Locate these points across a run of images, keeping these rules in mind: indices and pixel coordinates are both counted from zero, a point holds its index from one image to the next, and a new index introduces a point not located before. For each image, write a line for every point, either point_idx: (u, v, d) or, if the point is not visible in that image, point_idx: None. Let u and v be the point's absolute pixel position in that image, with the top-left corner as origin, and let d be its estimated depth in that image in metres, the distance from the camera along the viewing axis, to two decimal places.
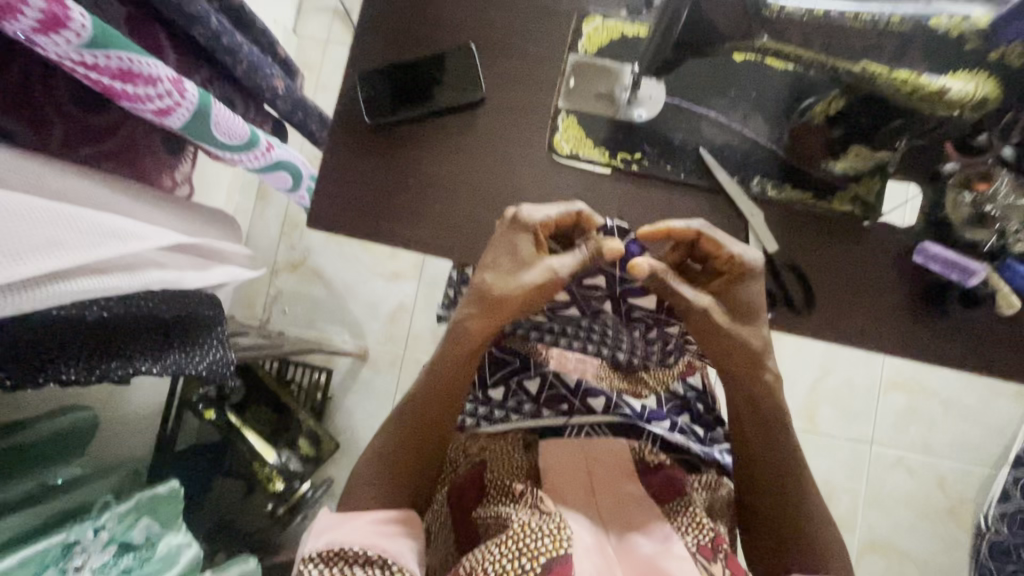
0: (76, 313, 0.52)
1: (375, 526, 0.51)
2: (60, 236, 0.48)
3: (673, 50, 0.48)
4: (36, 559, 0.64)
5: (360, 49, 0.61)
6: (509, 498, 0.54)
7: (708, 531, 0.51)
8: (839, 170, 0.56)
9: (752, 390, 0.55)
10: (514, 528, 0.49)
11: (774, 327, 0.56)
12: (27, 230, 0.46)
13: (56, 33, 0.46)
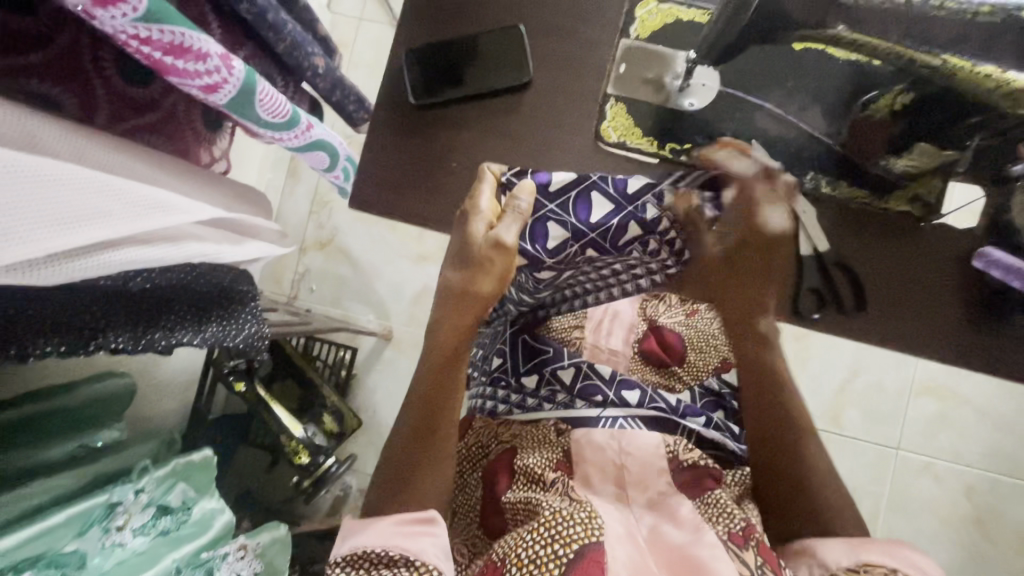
0: (122, 283, 0.54)
1: (396, 526, 0.49)
2: (109, 207, 0.48)
3: (737, 36, 0.46)
4: (80, 516, 0.66)
5: (407, 28, 0.60)
6: (539, 486, 0.55)
7: (738, 520, 0.51)
8: (902, 167, 0.52)
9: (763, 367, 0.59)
10: (545, 518, 0.49)
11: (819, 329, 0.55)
12: (78, 199, 0.46)
13: (113, 6, 0.45)
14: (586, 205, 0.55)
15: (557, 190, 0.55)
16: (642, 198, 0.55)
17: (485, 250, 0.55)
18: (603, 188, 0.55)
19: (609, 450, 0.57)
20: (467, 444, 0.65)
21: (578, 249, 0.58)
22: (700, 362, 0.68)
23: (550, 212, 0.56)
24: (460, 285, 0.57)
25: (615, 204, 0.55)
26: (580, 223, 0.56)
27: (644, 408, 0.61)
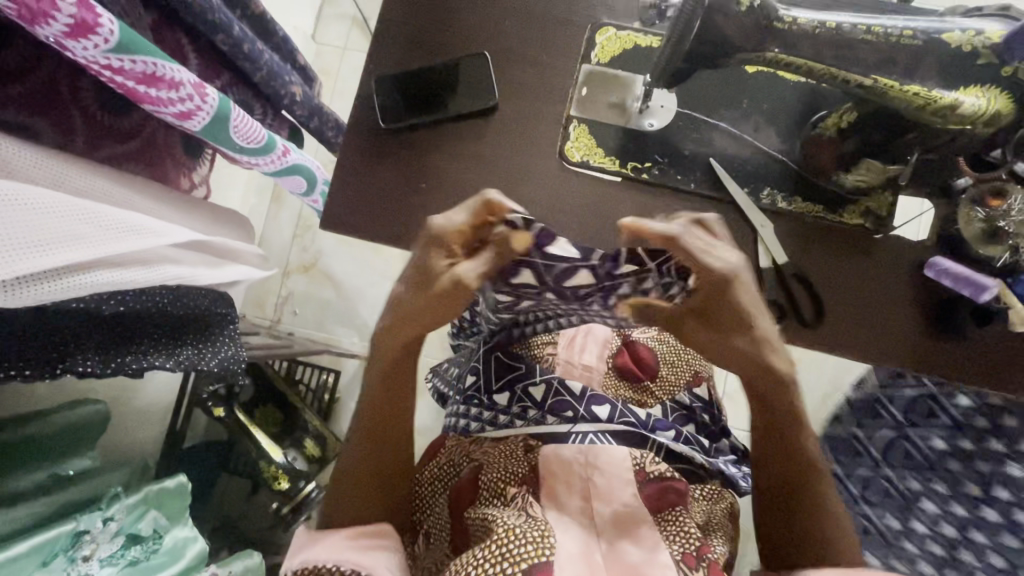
0: (94, 307, 0.54)
1: (348, 541, 0.53)
2: (82, 230, 0.49)
3: (684, 60, 0.48)
4: (45, 546, 0.65)
5: (379, 55, 0.62)
6: (500, 500, 0.55)
7: (694, 540, 0.52)
8: (851, 182, 0.56)
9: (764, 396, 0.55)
10: (496, 538, 0.48)
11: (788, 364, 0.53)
12: (48, 221, 0.46)
13: (85, 38, 0.47)
14: (569, 271, 0.48)
15: (555, 254, 0.46)
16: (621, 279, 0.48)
17: (435, 280, 0.48)
18: (592, 267, 0.47)
19: (575, 463, 0.56)
20: (440, 462, 0.64)
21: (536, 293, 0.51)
22: (672, 375, 0.70)
23: (530, 265, 0.48)
24: (401, 308, 0.51)
25: (597, 281, 0.48)
26: (554, 281, 0.48)
27: (614, 423, 0.60)
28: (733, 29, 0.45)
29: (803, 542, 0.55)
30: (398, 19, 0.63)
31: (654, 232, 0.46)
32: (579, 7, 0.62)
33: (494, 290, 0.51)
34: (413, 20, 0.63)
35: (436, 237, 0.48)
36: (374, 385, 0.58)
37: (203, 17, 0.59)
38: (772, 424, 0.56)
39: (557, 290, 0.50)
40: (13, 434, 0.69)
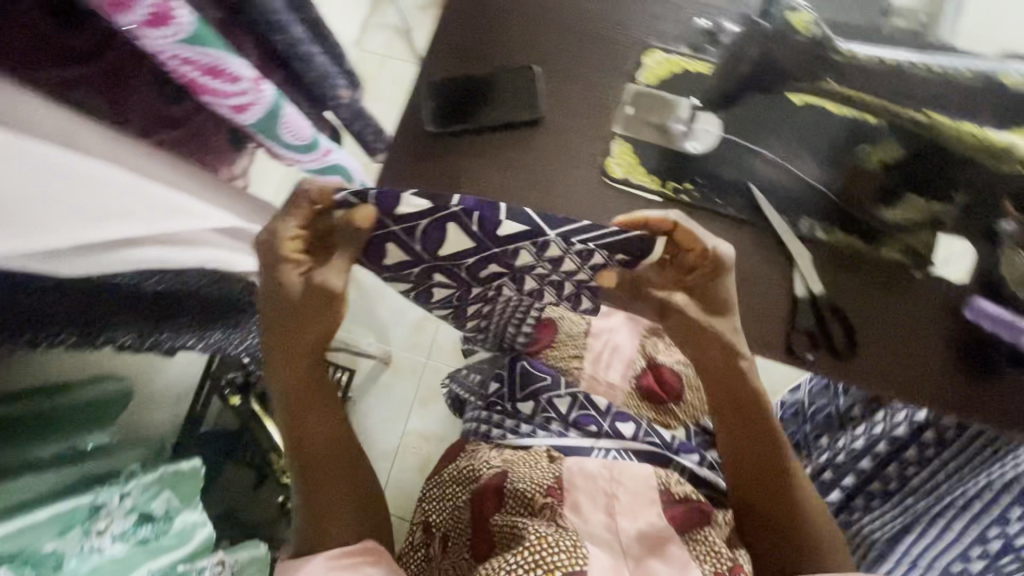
0: (141, 284, 0.56)
1: (330, 562, 0.55)
2: (133, 207, 0.51)
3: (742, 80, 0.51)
4: (64, 516, 0.66)
5: (432, 62, 0.64)
6: (529, 510, 0.54)
7: (727, 560, 0.51)
8: (891, 217, 0.56)
9: (732, 382, 0.54)
10: (528, 546, 0.47)
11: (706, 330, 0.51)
12: (107, 196, 0.48)
13: (160, 27, 0.45)
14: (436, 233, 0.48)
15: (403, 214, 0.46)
16: (512, 245, 0.47)
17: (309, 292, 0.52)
18: (462, 221, 0.46)
19: (601, 478, 0.56)
20: (459, 466, 0.62)
21: (422, 270, 0.55)
22: (696, 400, 0.70)
23: (392, 233, 0.49)
24: (274, 324, 0.55)
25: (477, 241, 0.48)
26: (426, 249, 0.51)
27: (638, 441, 0.60)
28: (787, 58, 0.48)
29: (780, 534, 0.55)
30: (453, 29, 0.65)
31: (655, 217, 0.48)
32: (630, 29, 0.64)
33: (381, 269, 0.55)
34: (467, 30, 0.65)
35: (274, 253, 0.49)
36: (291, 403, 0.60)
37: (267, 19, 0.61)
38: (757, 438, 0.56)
39: (437, 263, 0.52)
40: (33, 406, 0.72)
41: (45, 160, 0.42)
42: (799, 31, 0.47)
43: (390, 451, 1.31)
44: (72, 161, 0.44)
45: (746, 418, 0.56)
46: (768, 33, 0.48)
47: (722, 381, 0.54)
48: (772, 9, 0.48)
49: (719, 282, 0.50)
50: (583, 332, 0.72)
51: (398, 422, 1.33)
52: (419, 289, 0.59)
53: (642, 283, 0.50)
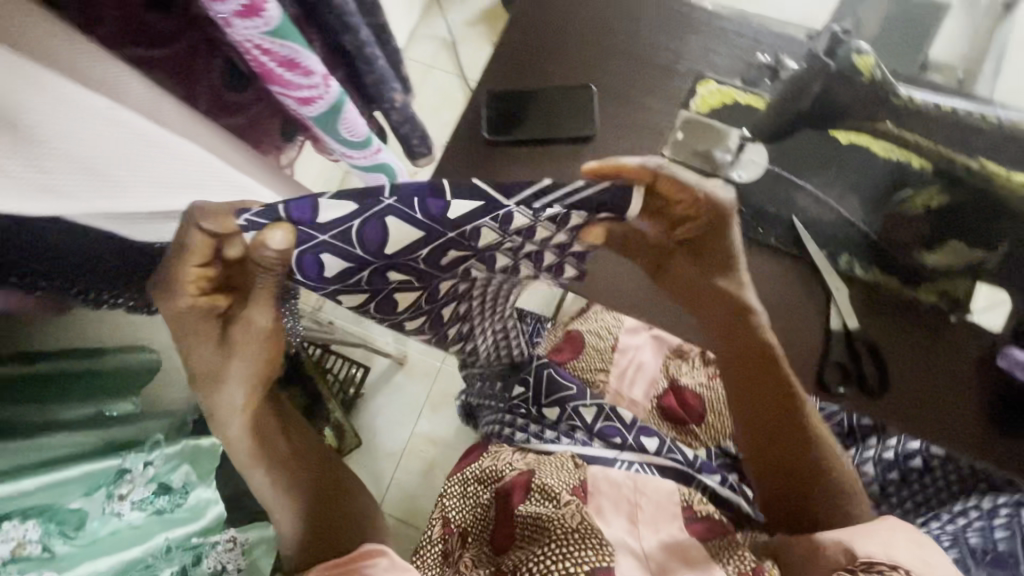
0: None
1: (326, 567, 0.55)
2: (202, 180, 0.47)
3: None
4: (91, 476, 0.66)
5: (492, 74, 0.67)
6: (553, 503, 0.55)
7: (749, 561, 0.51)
8: (932, 261, 0.57)
9: (727, 335, 0.55)
10: (556, 539, 0.51)
11: (721, 290, 0.52)
12: (176, 167, 0.44)
13: (251, 19, 0.49)
14: (375, 228, 0.40)
15: (329, 222, 0.38)
16: (468, 224, 0.41)
17: (235, 347, 0.45)
18: (403, 213, 0.39)
19: (625, 486, 0.58)
20: (482, 465, 0.63)
21: (375, 272, 0.46)
22: (719, 423, 0.69)
23: (328, 243, 0.40)
24: (206, 366, 0.46)
25: (425, 229, 0.41)
26: (371, 253, 0.43)
27: (661, 457, 0.61)
28: (847, 94, 0.56)
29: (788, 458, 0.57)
30: (515, 45, 0.68)
31: (636, 165, 0.41)
32: (686, 59, 0.66)
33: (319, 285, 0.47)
34: (530, 47, 0.68)
35: (182, 294, 0.41)
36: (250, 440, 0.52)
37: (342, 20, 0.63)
38: (760, 389, 0.56)
39: (388, 263, 0.45)
40: (56, 366, 0.72)
41: (120, 122, 0.39)
42: (863, 71, 0.54)
43: (396, 452, 1.32)
44: (139, 126, 0.41)
45: (742, 361, 0.56)
46: None
47: (726, 335, 0.55)
48: (840, 50, 0.55)
49: (722, 231, 0.48)
50: (610, 347, 0.75)
51: (406, 423, 1.34)
52: (379, 298, 0.51)
53: (632, 236, 0.46)
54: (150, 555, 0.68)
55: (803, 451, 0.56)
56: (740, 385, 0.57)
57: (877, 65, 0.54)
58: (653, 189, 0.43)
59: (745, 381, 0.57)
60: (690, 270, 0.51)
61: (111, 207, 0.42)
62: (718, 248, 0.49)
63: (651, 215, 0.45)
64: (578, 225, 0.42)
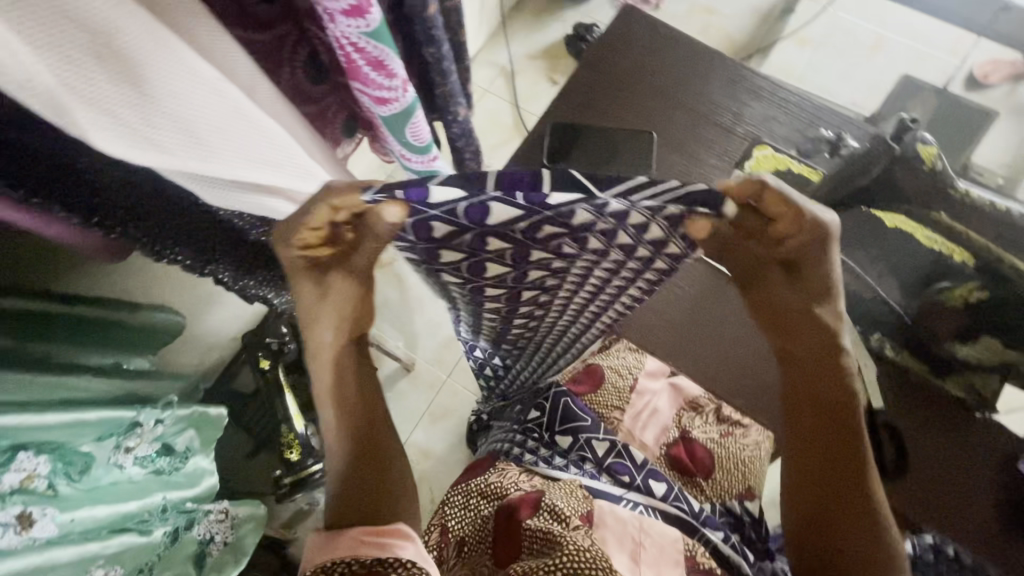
0: (247, 228, 0.57)
1: (358, 535, 0.47)
2: (266, 153, 0.47)
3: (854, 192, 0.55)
4: (109, 423, 0.65)
5: (560, 106, 0.70)
6: (563, 524, 0.54)
7: None
8: (963, 354, 0.57)
9: (800, 354, 0.52)
10: (568, 552, 0.48)
11: (812, 316, 0.48)
12: (247, 134, 0.45)
13: (354, 18, 0.52)
14: (480, 212, 0.36)
15: (440, 204, 0.35)
16: (569, 208, 0.35)
17: (332, 294, 0.45)
18: (506, 201, 0.35)
19: (631, 525, 0.58)
20: (486, 481, 0.62)
21: (475, 238, 0.40)
22: (725, 481, 0.70)
23: (434, 218, 0.37)
24: (308, 314, 0.46)
25: (526, 211, 0.36)
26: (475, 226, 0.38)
27: (667, 503, 0.61)
28: (909, 184, 0.57)
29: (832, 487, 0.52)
30: (586, 83, 0.71)
31: (736, 181, 0.36)
32: (745, 123, 0.69)
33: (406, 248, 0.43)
34: (600, 87, 0.71)
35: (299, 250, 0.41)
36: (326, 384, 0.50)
37: (423, 36, 0.65)
38: (812, 394, 0.53)
39: (489, 233, 0.39)
40: (97, 313, 0.70)
41: (210, 82, 0.41)
42: (925, 160, 0.56)
43: None
44: (224, 87, 0.42)
45: (813, 381, 0.52)
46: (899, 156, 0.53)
47: (807, 361, 0.52)
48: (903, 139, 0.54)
49: (826, 255, 0.43)
50: (628, 387, 0.75)
51: (402, 430, 1.33)
52: (472, 262, 0.45)
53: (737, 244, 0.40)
54: (146, 511, 0.70)
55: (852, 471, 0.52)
56: (788, 387, 0.54)
57: (941, 158, 0.56)
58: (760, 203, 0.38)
59: (808, 397, 0.53)
60: (781, 298, 0.47)
61: (199, 169, 0.44)
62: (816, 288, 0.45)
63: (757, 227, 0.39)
64: (677, 215, 0.36)
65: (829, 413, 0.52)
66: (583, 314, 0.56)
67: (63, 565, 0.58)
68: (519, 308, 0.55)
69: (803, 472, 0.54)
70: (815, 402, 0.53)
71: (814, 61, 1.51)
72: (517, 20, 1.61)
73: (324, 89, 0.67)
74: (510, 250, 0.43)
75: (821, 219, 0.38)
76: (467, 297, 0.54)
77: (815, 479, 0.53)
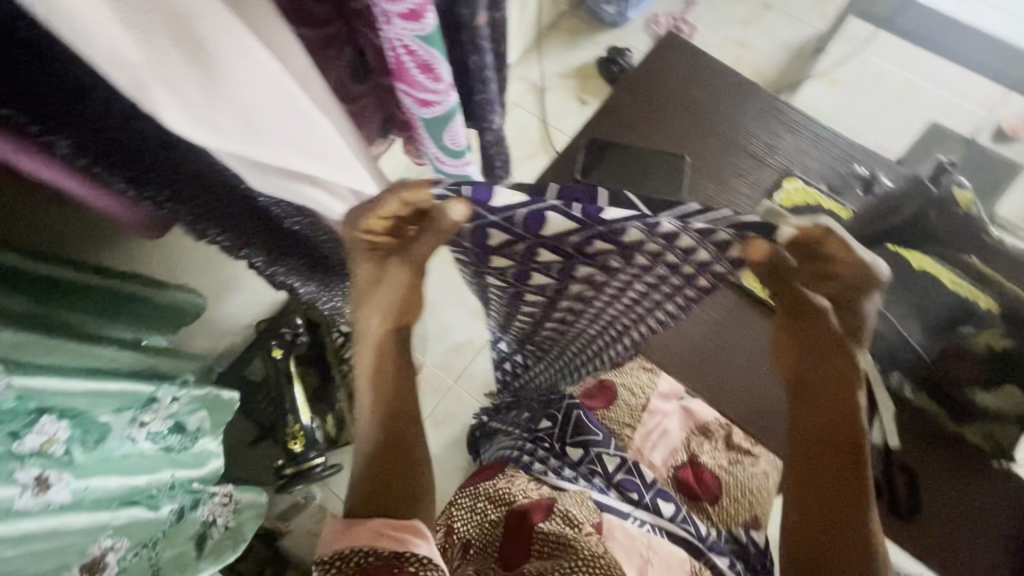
0: (281, 215, 0.57)
1: (377, 526, 0.49)
2: (315, 145, 0.49)
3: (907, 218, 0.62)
4: (126, 396, 0.66)
5: (595, 124, 0.72)
6: (574, 528, 0.57)
7: None
8: (987, 402, 0.58)
9: (817, 378, 0.52)
10: (583, 555, 0.54)
11: (836, 340, 0.50)
12: (301, 126, 0.47)
13: (410, 22, 0.53)
14: (536, 221, 0.41)
15: (504, 208, 0.40)
16: (620, 226, 0.41)
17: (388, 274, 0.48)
18: (562, 213, 0.40)
19: (640, 540, 0.60)
20: (495, 485, 0.63)
21: (526, 249, 0.45)
22: (733, 507, 0.70)
23: (492, 224, 0.42)
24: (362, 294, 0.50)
25: (580, 224, 0.41)
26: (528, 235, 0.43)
27: (675, 524, 0.62)
28: (941, 224, 0.61)
29: (830, 508, 0.52)
30: (622, 103, 0.73)
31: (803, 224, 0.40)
32: (778, 155, 0.70)
33: (461, 249, 0.47)
34: (635, 109, 0.72)
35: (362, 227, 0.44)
36: (369, 373, 0.54)
37: (469, 45, 0.66)
38: (828, 436, 0.53)
39: (541, 242, 0.44)
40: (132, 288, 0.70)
41: (271, 73, 0.42)
42: (961, 205, 0.60)
43: None
44: (284, 80, 0.44)
45: (828, 403, 0.53)
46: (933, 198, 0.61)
47: (827, 385, 0.52)
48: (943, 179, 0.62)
49: (861, 295, 0.46)
50: (640, 406, 0.76)
51: None
52: (521, 270, 0.49)
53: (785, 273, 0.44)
54: (154, 488, 0.70)
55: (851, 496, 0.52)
56: (799, 427, 0.54)
57: (974, 203, 0.61)
58: (818, 247, 0.42)
59: (819, 422, 0.53)
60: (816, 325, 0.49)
61: (251, 153, 0.45)
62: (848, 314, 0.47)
63: (808, 261, 0.43)
64: (727, 243, 0.41)
65: (836, 436, 0.53)
66: (611, 326, 0.58)
67: (74, 531, 0.58)
68: (552, 316, 0.57)
69: (802, 493, 0.53)
70: (829, 427, 0.53)
71: (842, 102, 1.52)
72: (552, 39, 1.64)
73: (367, 87, 0.68)
74: (558, 264, 0.47)
75: (867, 261, 0.43)
76: (504, 299, 0.56)
77: (819, 522, 0.52)
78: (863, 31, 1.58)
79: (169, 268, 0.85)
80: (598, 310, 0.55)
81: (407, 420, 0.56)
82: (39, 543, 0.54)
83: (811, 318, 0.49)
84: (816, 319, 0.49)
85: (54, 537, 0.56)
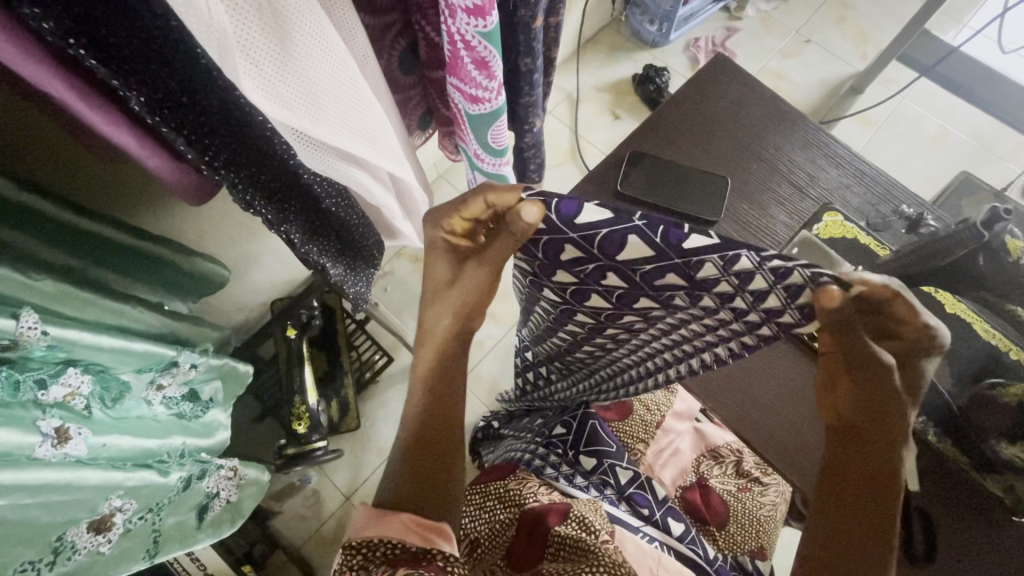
0: (322, 195, 0.56)
1: (407, 523, 0.52)
2: (367, 128, 0.48)
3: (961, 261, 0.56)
4: (149, 359, 0.66)
5: (639, 139, 0.72)
6: (591, 533, 0.61)
7: None
8: (1007, 453, 0.57)
9: (865, 423, 0.53)
10: (604, 561, 0.57)
11: (889, 385, 0.51)
12: (355, 106, 0.46)
13: (473, 18, 0.52)
14: (615, 243, 0.42)
15: (586, 225, 0.42)
16: (697, 258, 0.41)
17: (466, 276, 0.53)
18: (645, 236, 0.41)
19: (650, 556, 0.62)
20: (507, 486, 0.68)
21: (595, 270, 0.46)
22: (739, 535, 0.70)
23: (569, 240, 0.44)
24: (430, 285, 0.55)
25: (659, 253, 0.41)
26: (604, 256, 0.44)
27: (682, 543, 0.66)
28: None
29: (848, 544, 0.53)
30: (668, 122, 0.73)
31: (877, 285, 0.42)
32: (819, 187, 0.71)
33: (530, 258, 0.49)
34: (681, 128, 0.73)
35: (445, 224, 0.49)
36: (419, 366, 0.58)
37: (523, 45, 0.66)
38: (867, 476, 0.54)
39: (614, 264, 0.44)
40: (160, 251, 0.68)
41: (329, 45, 0.42)
42: (1011, 253, 0.54)
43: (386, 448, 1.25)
44: (342, 56, 0.43)
45: (875, 445, 0.53)
46: (986, 242, 0.54)
47: (871, 428, 0.53)
48: (997, 225, 0.54)
49: (927, 357, 0.50)
50: (655, 423, 0.76)
51: None
52: (579, 288, 0.50)
53: (849, 330, 0.47)
54: (165, 452, 0.70)
55: (879, 532, 0.53)
56: (839, 461, 0.55)
57: None
58: (886, 307, 0.45)
59: (863, 471, 0.54)
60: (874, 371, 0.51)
61: (307, 130, 0.44)
62: (909, 372, 0.51)
63: (875, 317, 0.47)
64: (798, 287, 0.40)
65: (876, 477, 0.54)
66: (642, 352, 0.58)
67: (89, 487, 0.58)
68: (595, 339, 0.59)
69: (825, 521, 0.54)
70: (875, 473, 0.54)
71: (875, 143, 1.53)
72: (591, 53, 1.66)
73: (417, 78, 0.68)
74: (620, 291, 0.48)
75: (932, 325, 0.46)
76: (552, 314, 0.58)
77: (837, 546, 0.53)
78: (902, 75, 1.58)
79: (199, 240, 0.86)
80: (642, 338, 0.56)
81: (438, 417, 0.58)
82: (56, 494, 0.54)
83: (870, 374, 0.51)
84: (872, 374, 0.51)
85: (69, 490, 0.55)
